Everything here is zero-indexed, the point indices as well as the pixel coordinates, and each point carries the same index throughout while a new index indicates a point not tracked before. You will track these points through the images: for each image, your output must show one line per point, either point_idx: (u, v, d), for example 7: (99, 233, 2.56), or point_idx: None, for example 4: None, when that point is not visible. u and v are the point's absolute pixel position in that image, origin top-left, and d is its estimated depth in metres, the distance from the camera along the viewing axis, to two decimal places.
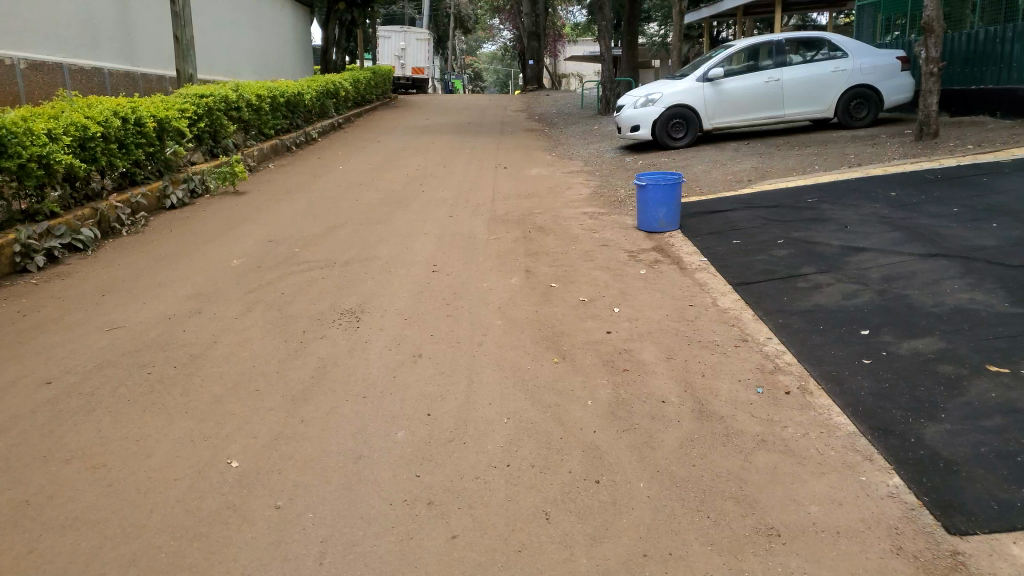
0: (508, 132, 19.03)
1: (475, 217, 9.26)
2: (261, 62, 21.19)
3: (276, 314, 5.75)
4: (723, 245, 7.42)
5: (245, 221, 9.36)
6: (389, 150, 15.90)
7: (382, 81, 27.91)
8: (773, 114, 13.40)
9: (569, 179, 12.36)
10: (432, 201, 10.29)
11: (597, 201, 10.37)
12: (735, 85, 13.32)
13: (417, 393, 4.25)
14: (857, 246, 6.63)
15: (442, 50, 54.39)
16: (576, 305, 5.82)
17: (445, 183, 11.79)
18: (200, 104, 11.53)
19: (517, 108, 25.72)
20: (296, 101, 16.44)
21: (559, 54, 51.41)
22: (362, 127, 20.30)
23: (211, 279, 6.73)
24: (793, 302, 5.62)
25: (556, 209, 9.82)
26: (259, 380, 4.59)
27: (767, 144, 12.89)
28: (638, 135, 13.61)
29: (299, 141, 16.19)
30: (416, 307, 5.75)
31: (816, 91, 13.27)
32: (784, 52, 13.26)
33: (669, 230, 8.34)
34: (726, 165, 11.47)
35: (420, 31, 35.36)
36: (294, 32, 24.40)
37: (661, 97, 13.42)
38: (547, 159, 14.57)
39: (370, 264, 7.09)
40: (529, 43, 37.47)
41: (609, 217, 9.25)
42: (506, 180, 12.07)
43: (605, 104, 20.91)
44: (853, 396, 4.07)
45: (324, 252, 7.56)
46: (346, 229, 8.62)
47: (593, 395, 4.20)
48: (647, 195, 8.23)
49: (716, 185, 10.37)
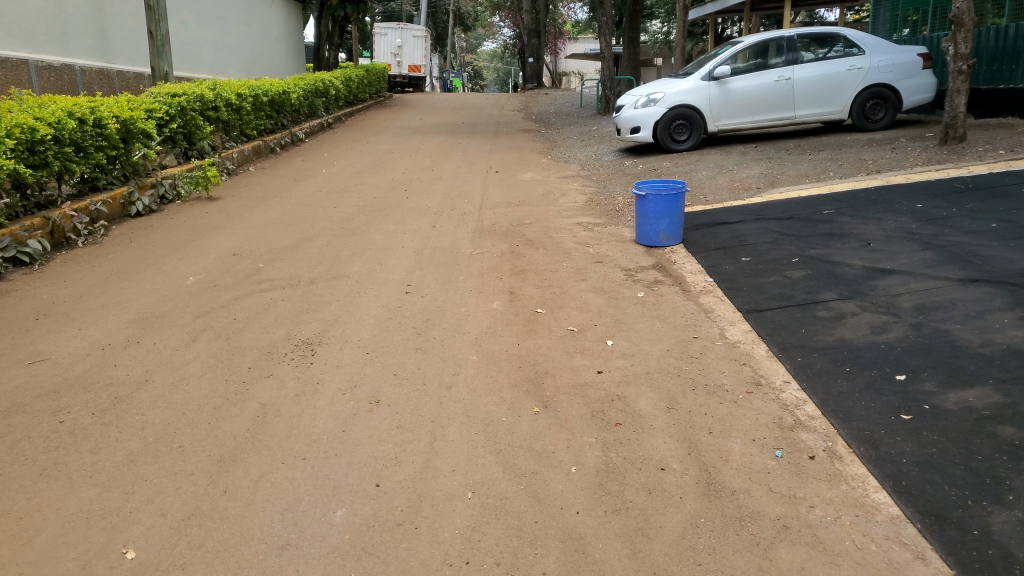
0: (503, 133, 18.33)
1: (462, 228, 8.57)
2: (249, 60, 20.48)
3: (222, 344, 5.03)
4: (730, 264, 6.73)
5: (212, 231, 8.65)
6: (378, 153, 15.20)
7: (377, 81, 27.20)
8: (782, 115, 12.72)
9: (565, 185, 11.66)
10: (416, 210, 9.60)
11: (594, 210, 9.68)
12: (742, 84, 12.61)
13: (368, 455, 3.55)
14: (882, 268, 5.96)
15: (442, 48, 53.67)
16: (566, 337, 5.12)
17: (433, 189, 11.10)
18: (171, 103, 10.85)
19: (514, 108, 24.97)
20: (282, 101, 15.74)
21: (559, 53, 50.69)
22: (353, 127, 19.60)
23: (160, 301, 5.99)
24: (812, 336, 4.94)
25: (550, 219, 9.13)
26: (185, 431, 3.78)
27: (776, 147, 12.19)
28: (638, 138, 12.92)
29: (284, 142, 15.51)
30: (384, 339, 5.06)
31: (829, 91, 12.59)
32: (796, 48, 12.55)
33: (670, 244, 7.61)
34: (732, 172, 10.76)
35: (417, 29, 34.59)
36: (285, 28, 23.66)
37: (664, 97, 12.70)
38: (542, 163, 13.87)
39: (339, 284, 6.38)
40: (529, 41, 36.69)
41: (605, 228, 8.56)
42: (499, 186, 11.39)
43: (606, 104, 20.20)
44: (894, 468, 3.39)
45: (289, 269, 6.85)
46: (319, 241, 7.92)
47: (578, 460, 3.50)
48: (646, 205, 7.54)
49: (722, 194, 9.67)
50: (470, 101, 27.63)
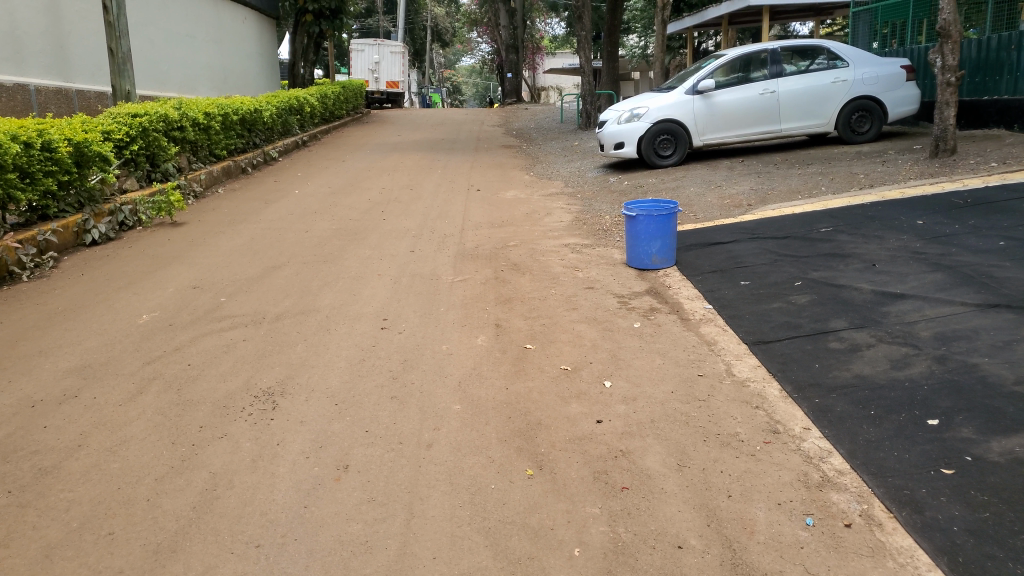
0: (484, 149, 17.88)
1: (442, 252, 8.06)
2: (221, 77, 19.89)
3: (173, 397, 4.47)
4: (730, 289, 6.28)
5: (174, 260, 8.06)
6: (354, 171, 14.66)
7: (354, 96, 26.68)
8: (768, 128, 12.42)
9: (549, 203, 11.21)
10: (394, 233, 9.07)
11: (581, 230, 9.22)
12: (727, 97, 12.30)
13: (335, 539, 3.06)
14: (893, 292, 5.54)
15: (419, 63, 53.26)
16: (557, 377, 4.61)
17: (411, 209, 10.58)
18: (132, 124, 10.20)
19: (494, 123, 24.57)
20: (254, 119, 15.17)
21: (537, 68, 50.56)
22: (328, 145, 19.05)
23: (107, 344, 5.43)
24: (828, 371, 4.48)
25: (535, 241, 8.64)
26: (118, 515, 3.27)
27: (764, 161, 11.86)
28: (622, 153, 12.54)
29: (257, 162, 14.92)
30: (354, 386, 4.52)
31: (814, 103, 12.30)
32: (780, 61, 12.27)
33: (664, 266, 7.19)
34: (722, 187, 10.38)
35: (393, 44, 34.13)
36: (259, 44, 23.10)
37: (648, 111, 12.35)
38: (525, 179, 13.43)
39: (305, 320, 5.83)
40: (508, 56, 36.37)
41: (593, 250, 8.11)
42: (480, 206, 10.90)
43: (587, 118, 19.86)
44: (946, 539, 2.91)
45: (252, 304, 6.29)
46: (289, 270, 7.36)
47: (582, 539, 3.03)
48: (635, 227, 7.10)
49: (713, 211, 9.26)
50: (449, 116, 27.18)
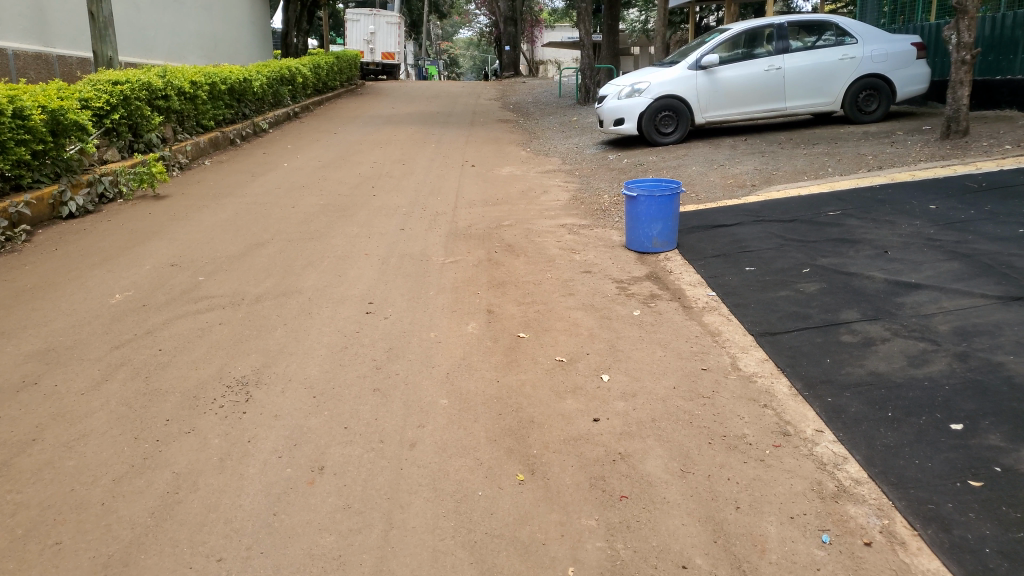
0: (479, 123, 17.45)
1: (434, 231, 7.73)
2: (211, 46, 19.32)
3: (142, 387, 4.16)
4: (735, 276, 5.99)
5: (153, 235, 7.70)
6: (345, 145, 14.25)
7: (348, 67, 26.09)
8: (773, 106, 12.04)
9: (545, 180, 10.86)
10: (384, 210, 8.73)
11: (578, 209, 8.89)
12: (730, 73, 11.90)
13: (304, 554, 2.79)
14: (908, 281, 5.25)
15: (416, 34, 52.31)
16: (551, 370, 4.32)
17: (403, 185, 10.22)
18: (113, 92, 9.81)
19: (491, 97, 24.05)
20: (244, 89, 14.71)
21: (536, 41, 49.72)
22: (320, 117, 18.58)
23: (75, 325, 5.11)
24: (841, 368, 4.20)
25: (530, 220, 8.32)
26: (69, 523, 3.00)
27: (768, 140, 11.50)
28: (622, 130, 12.16)
29: (246, 133, 14.49)
30: (334, 376, 4.22)
31: (821, 81, 11.92)
32: (786, 36, 11.86)
33: (665, 250, 6.88)
34: (724, 167, 10.04)
35: (390, 14, 33.41)
36: (251, 13, 22.46)
37: (649, 86, 11.95)
38: (521, 155, 13.04)
39: (286, 303, 5.51)
40: (506, 29, 35.65)
41: (591, 231, 7.80)
42: (475, 183, 10.54)
43: (586, 94, 19.40)
44: (977, 563, 2.66)
45: (230, 284, 5.96)
46: (273, 248, 7.02)
47: (576, 555, 2.77)
48: (636, 208, 6.80)
49: (716, 192, 8.94)
50: (444, 89, 26.62)
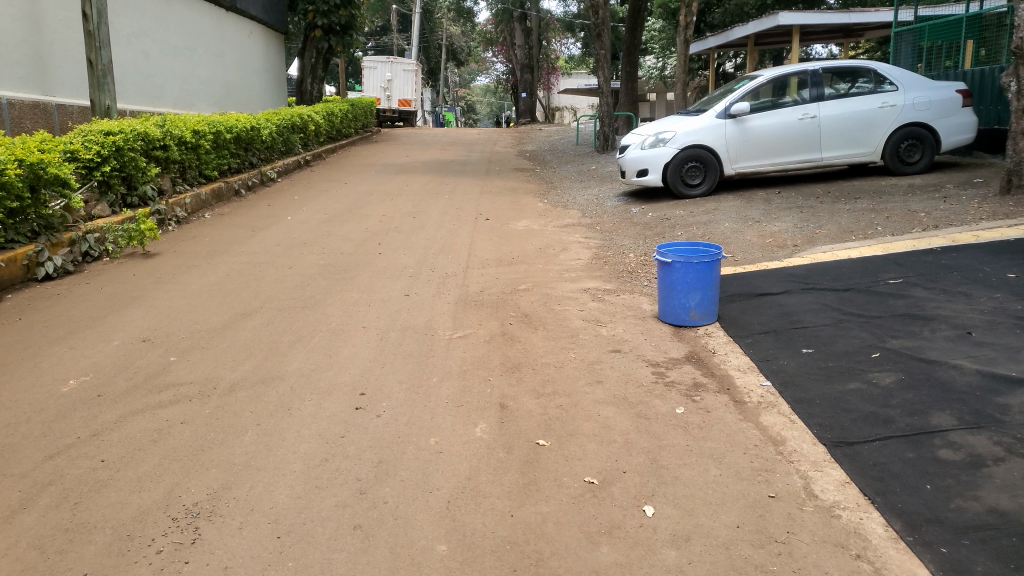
0: (494, 171, 16.85)
1: (442, 297, 6.95)
2: (223, 93, 19.00)
3: (65, 516, 3.36)
4: (790, 361, 5.13)
5: (132, 301, 6.96)
6: (354, 195, 13.62)
7: (363, 115, 25.80)
8: (807, 156, 11.32)
9: (564, 236, 10.11)
10: (389, 271, 7.98)
11: (602, 270, 8.10)
12: (762, 122, 11.21)
13: None
14: (1008, 374, 4.38)
15: (432, 80, 52.59)
16: (578, 498, 3.47)
17: (412, 241, 9.50)
18: (104, 143, 9.24)
19: (507, 144, 23.60)
20: (252, 137, 14.21)
21: (552, 88, 49.74)
22: (332, 165, 18.09)
23: (12, 421, 4.32)
24: (946, 499, 3.32)
25: (549, 283, 7.53)
26: None
27: (804, 193, 10.76)
28: (646, 181, 11.49)
29: (252, 183, 13.95)
30: (308, 505, 3.41)
31: (859, 130, 11.21)
32: (821, 82, 11.20)
33: (704, 323, 6.04)
34: (760, 224, 9.25)
35: (407, 62, 33.31)
36: (266, 59, 22.23)
37: (674, 136, 11.27)
38: (538, 207, 12.34)
39: (265, 393, 4.70)
40: (523, 75, 35.49)
41: (618, 297, 6.99)
42: (489, 238, 9.82)
43: (605, 141, 18.77)
44: None
45: (204, 367, 5.17)
46: (261, 320, 6.25)
47: None
48: (671, 276, 5.99)
49: (753, 254, 8.14)
50: (459, 135, 26.27)
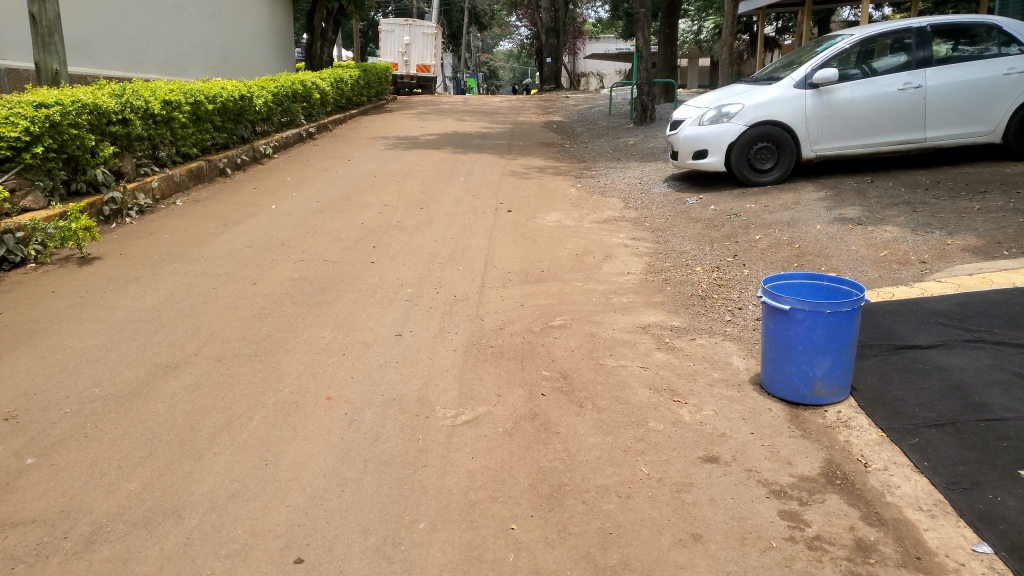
0: (517, 146, 14.74)
1: (447, 340, 5.03)
2: (220, 56, 16.99)
3: None
4: (1008, 495, 3.18)
5: (31, 336, 5.09)
6: (356, 175, 11.68)
7: (377, 82, 23.66)
8: (908, 136, 9.12)
9: (606, 235, 8.08)
10: (380, 291, 6.05)
11: (663, 293, 6.10)
12: (855, 93, 8.97)
13: None
14: None
15: (452, 44, 49.92)
16: None
17: (417, 244, 7.54)
18: (35, 116, 7.35)
19: (532, 113, 21.41)
20: (241, 108, 12.28)
21: (578, 54, 47.00)
22: (336, 137, 16.10)
23: None
24: None
25: (594, 316, 5.55)
26: None
27: (908, 183, 8.62)
28: (705, 164, 9.39)
29: (242, 160, 11.98)
30: None
31: (975, 104, 9.00)
32: (928, 43, 8.99)
33: (835, 400, 4.12)
34: (862, 226, 7.16)
35: (426, 25, 30.90)
36: (269, 19, 20.12)
37: (742, 109, 9.11)
38: (570, 194, 10.26)
39: (140, 558, 2.82)
40: (547, 39, 32.97)
41: (693, 344, 5.01)
42: (512, 239, 7.82)
43: (642, 112, 16.43)
44: None
45: (66, 485, 3.27)
46: (187, 379, 4.34)
47: None
48: (786, 331, 4.05)
49: (867, 274, 6.07)
50: (477, 103, 24.04)
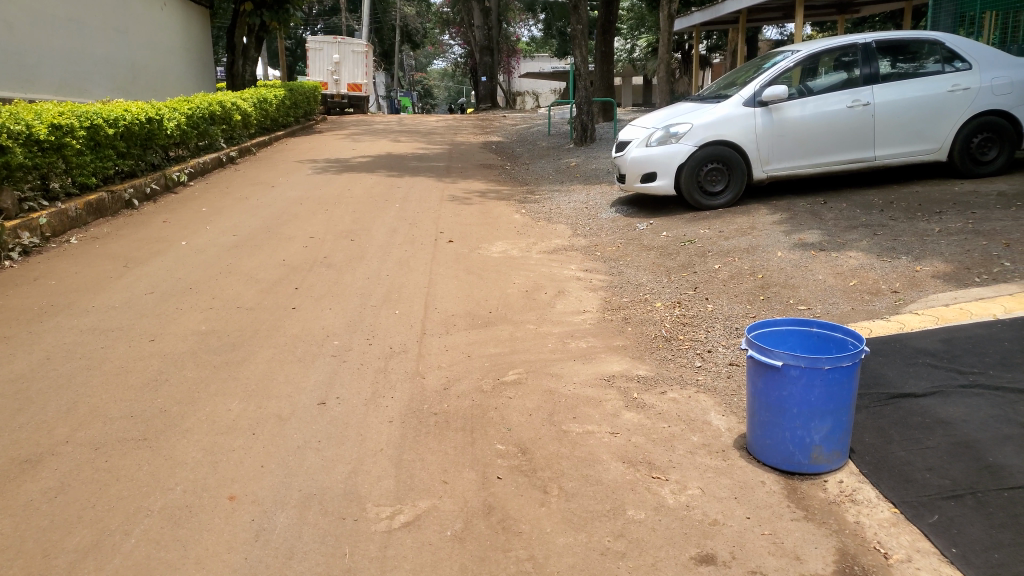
0: (455, 169, 14.07)
1: (382, 409, 4.28)
2: (126, 77, 15.81)
3: None
4: None
5: None
6: (282, 204, 10.79)
7: (306, 103, 22.70)
8: (857, 155, 8.86)
9: (555, 267, 7.48)
10: (303, 346, 5.27)
11: (623, 335, 5.51)
12: (804, 111, 8.68)
13: None
14: None
15: (386, 64, 49.14)
16: None
17: (346, 284, 6.76)
18: None
19: (470, 134, 20.81)
20: (149, 132, 11.19)
21: (513, 72, 46.85)
22: (262, 163, 15.11)
23: None
24: None
25: (551, 367, 4.90)
26: None
27: (861, 204, 8.33)
28: (654, 188, 8.94)
29: (151, 190, 10.92)
30: None
31: (922, 122, 8.81)
32: (873, 60, 8.79)
33: (835, 467, 3.57)
34: (825, 252, 6.76)
35: (358, 44, 30.08)
36: (186, 39, 19.00)
37: (691, 129, 8.71)
38: (514, 220, 9.66)
39: None
40: (482, 58, 32.59)
41: (666, 400, 4.41)
42: (453, 274, 7.12)
43: (583, 132, 16.00)
44: None
45: None
46: (49, 480, 3.68)
47: None
48: (779, 391, 3.52)
49: (839, 307, 5.61)
50: (413, 124, 23.31)
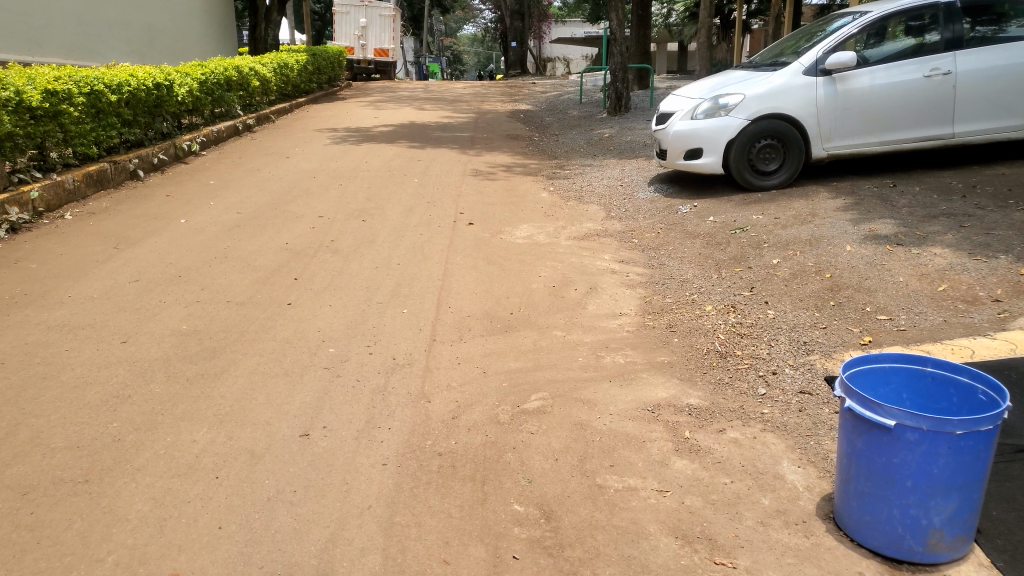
0: (480, 141, 13.13)
1: (374, 446, 3.49)
2: (144, 40, 15.05)
3: None
4: None
5: None
6: (292, 176, 10.00)
7: (329, 68, 21.77)
8: (933, 132, 7.76)
9: (586, 257, 6.59)
10: (291, 354, 4.48)
11: (668, 347, 4.65)
12: (875, 81, 7.58)
13: None
14: None
15: (414, 29, 47.82)
16: None
17: (351, 275, 5.96)
18: None
19: (498, 101, 19.74)
20: (157, 98, 10.41)
21: (544, 37, 45.23)
22: (277, 130, 14.30)
23: None
24: None
25: (582, 391, 4.07)
26: None
27: (940, 187, 7.29)
28: (699, 166, 7.96)
29: (159, 160, 10.17)
30: None
31: (1010, 94, 7.70)
32: (958, 22, 7.64)
33: (958, 554, 2.77)
34: (904, 247, 5.78)
35: (384, 7, 28.96)
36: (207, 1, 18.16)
37: (743, 100, 7.69)
38: (542, 200, 8.75)
39: None
40: (513, 22, 31.23)
41: (724, 443, 3.55)
42: (471, 264, 6.28)
43: (617, 101, 14.85)
44: None
45: None
46: None
47: None
48: (887, 458, 2.70)
49: (929, 319, 4.68)
50: (439, 91, 22.27)
